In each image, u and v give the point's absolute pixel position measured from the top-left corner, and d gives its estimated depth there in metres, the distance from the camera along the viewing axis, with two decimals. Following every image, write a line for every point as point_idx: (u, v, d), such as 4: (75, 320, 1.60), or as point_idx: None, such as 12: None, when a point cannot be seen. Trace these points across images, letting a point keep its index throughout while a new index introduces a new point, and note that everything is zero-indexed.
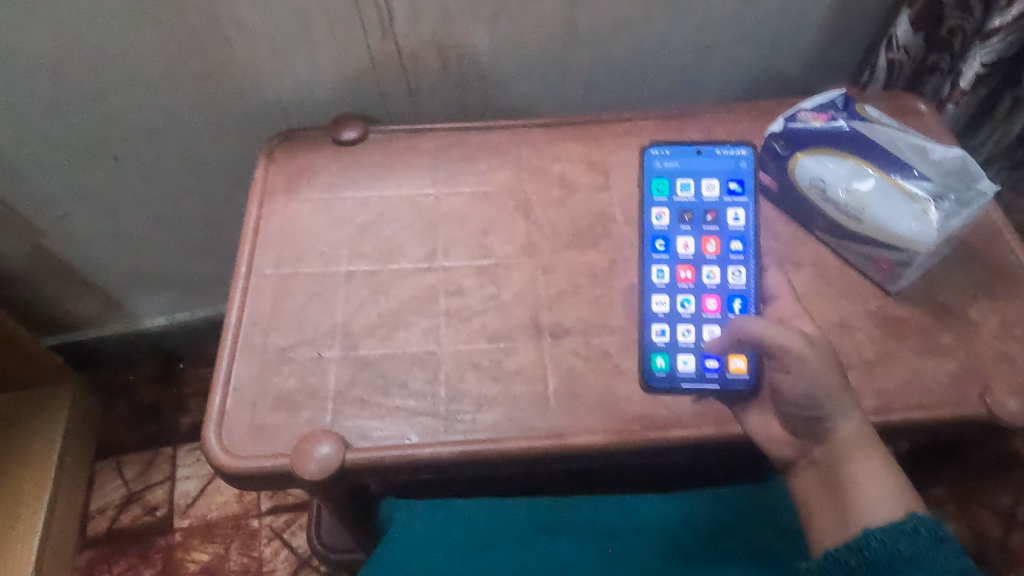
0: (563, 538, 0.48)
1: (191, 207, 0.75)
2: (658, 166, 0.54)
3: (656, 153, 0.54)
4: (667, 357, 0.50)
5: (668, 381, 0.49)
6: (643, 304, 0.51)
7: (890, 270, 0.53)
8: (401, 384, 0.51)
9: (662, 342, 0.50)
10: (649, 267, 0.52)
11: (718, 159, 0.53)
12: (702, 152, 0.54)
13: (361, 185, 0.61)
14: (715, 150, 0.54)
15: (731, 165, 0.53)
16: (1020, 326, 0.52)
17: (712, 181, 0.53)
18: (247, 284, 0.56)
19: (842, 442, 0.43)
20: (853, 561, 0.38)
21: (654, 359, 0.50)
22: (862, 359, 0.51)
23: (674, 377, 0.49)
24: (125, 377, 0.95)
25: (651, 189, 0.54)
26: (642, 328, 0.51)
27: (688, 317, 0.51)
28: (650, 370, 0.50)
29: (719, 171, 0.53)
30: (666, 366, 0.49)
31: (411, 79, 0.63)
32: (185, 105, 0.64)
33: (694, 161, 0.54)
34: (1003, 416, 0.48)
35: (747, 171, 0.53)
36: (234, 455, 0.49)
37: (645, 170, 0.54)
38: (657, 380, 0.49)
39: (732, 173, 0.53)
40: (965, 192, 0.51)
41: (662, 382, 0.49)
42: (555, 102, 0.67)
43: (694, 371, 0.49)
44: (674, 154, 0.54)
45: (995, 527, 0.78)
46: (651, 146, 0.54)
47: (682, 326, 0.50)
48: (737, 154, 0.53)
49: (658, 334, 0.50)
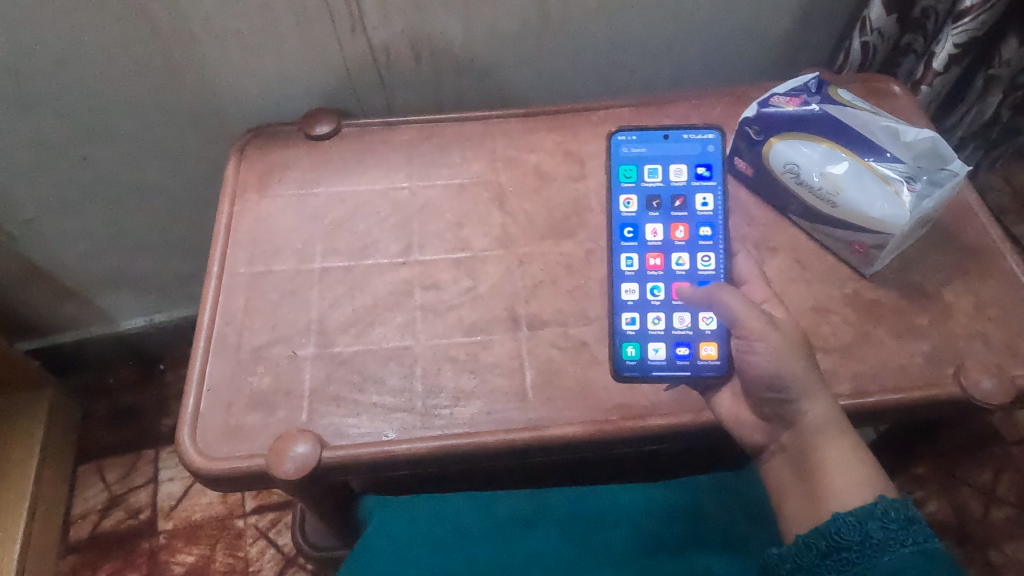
0: (543, 529, 0.47)
1: (163, 206, 0.74)
2: (625, 151, 0.54)
3: (623, 139, 0.54)
4: (638, 346, 0.49)
5: (638, 370, 0.49)
6: (613, 294, 0.51)
7: (865, 253, 0.53)
8: (377, 380, 0.51)
9: (632, 331, 0.50)
10: (617, 254, 0.52)
11: (685, 144, 0.53)
12: (670, 137, 0.53)
13: (334, 180, 0.61)
14: (682, 135, 0.53)
15: (698, 149, 0.53)
16: (993, 306, 0.53)
17: (680, 166, 0.53)
18: (220, 283, 0.56)
19: (811, 426, 0.42)
20: (821, 545, 0.37)
21: (623, 347, 0.50)
22: (838, 342, 0.51)
23: (644, 366, 0.49)
24: (105, 379, 0.94)
25: (619, 176, 0.53)
26: (613, 318, 0.50)
27: (658, 305, 0.50)
28: (619, 359, 0.49)
29: (686, 156, 0.53)
30: (638, 354, 0.49)
31: (383, 72, 0.63)
32: (152, 103, 0.62)
33: (661, 146, 0.53)
34: (977, 395, 0.48)
35: (715, 156, 0.53)
36: (209, 457, 0.48)
37: (611, 156, 0.53)
38: (626, 369, 0.49)
39: (700, 158, 0.53)
40: (937, 174, 0.51)
41: (631, 369, 0.49)
42: (530, 92, 0.67)
43: (665, 360, 0.49)
44: (641, 139, 0.54)
45: (975, 503, 0.79)
46: (617, 132, 0.53)
47: (652, 314, 0.50)
48: (705, 139, 0.53)
49: (628, 323, 0.50)
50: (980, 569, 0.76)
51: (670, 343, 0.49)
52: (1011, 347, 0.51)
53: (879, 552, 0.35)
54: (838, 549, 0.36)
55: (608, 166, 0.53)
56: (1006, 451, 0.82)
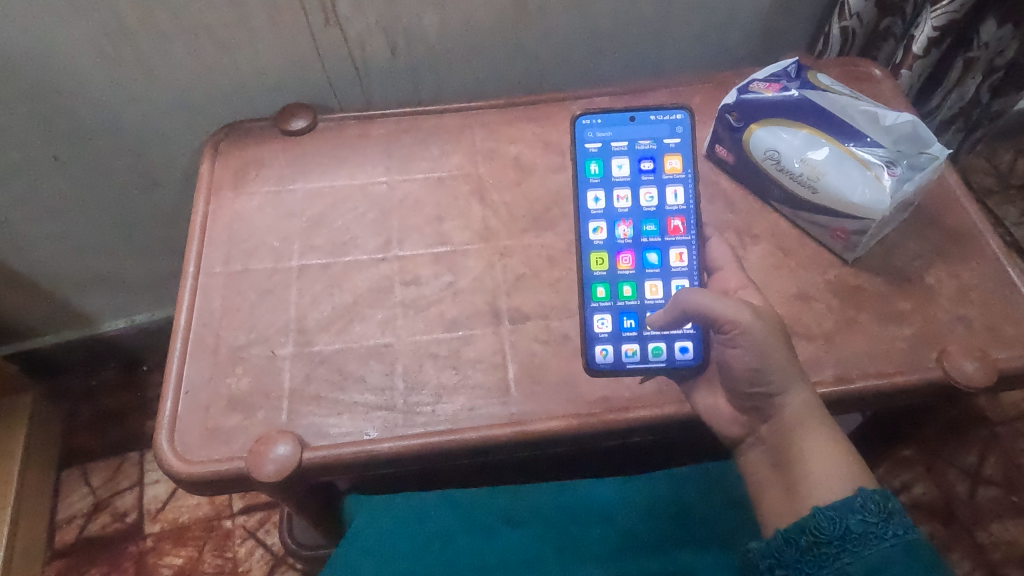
0: (527, 527, 0.47)
1: (138, 206, 0.73)
2: (590, 136, 0.52)
3: (588, 123, 0.52)
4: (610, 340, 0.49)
5: (611, 345, 0.49)
6: (583, 287, 0.50)
7: (847, 238, 0.53)
8: (358, 378, 0.50)
9: (603, 327, 0.50)
10: (586, 223, 0.51)
11: (652, 126, 0.52)
12: (636, 119, 0.52)
13: (311, 176, 0.60)
14: (650, 117, 0.52)
15: (667, 131, 0.52)
16: (975, 289, 0.53)
17: (647, 150, 0.52)
18: (196, 283, 0.55)
19: (791, 417, 0.42)
20: (801, 541, 0.37)
21: (595, 320, 0.50)
22: (821, 329, 0.51)
23: (616, 337, 0.49)
24: (87, 383, 0.93)
25: (586, 164, 0.52)
26: (582, 310, 0.50)
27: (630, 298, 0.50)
28: (592, 330, 0.50)
29: (654, 138, 0.52)
30: (612, 355, 0.49)
31: (359, 66, 0.62)
32: (123, 100, 0.61)
33: (627, 129, 0.52)
34: (960, 378, 0.48)
35: (684, 137, 0.51)
36: (187, 461, 0.47)
37: (576, 141, 0.52)
38: (598, 349, 0.50)
39: (668, 141, 0.51)
40: (917, 157, 0.51)
41: (605, 362, 0.49)
42: (508, 83, 0.66)
43: (639, 359, 0.49)
44: (606, 123, 0.52)
45: (961, 485, 0.80)
46: (582, 116, 0.52)
47: (625, 308, 0.50)
48: (673, 120, 0.52)
49: (600, 317, 0.50)
50: (967, 550, 0.76)
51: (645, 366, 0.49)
52: (993, 331, 0.51)
53: (859, 546, 0.35)
54: (817, 545, 0.36)
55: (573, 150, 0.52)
56: (991, 432, 0.83)
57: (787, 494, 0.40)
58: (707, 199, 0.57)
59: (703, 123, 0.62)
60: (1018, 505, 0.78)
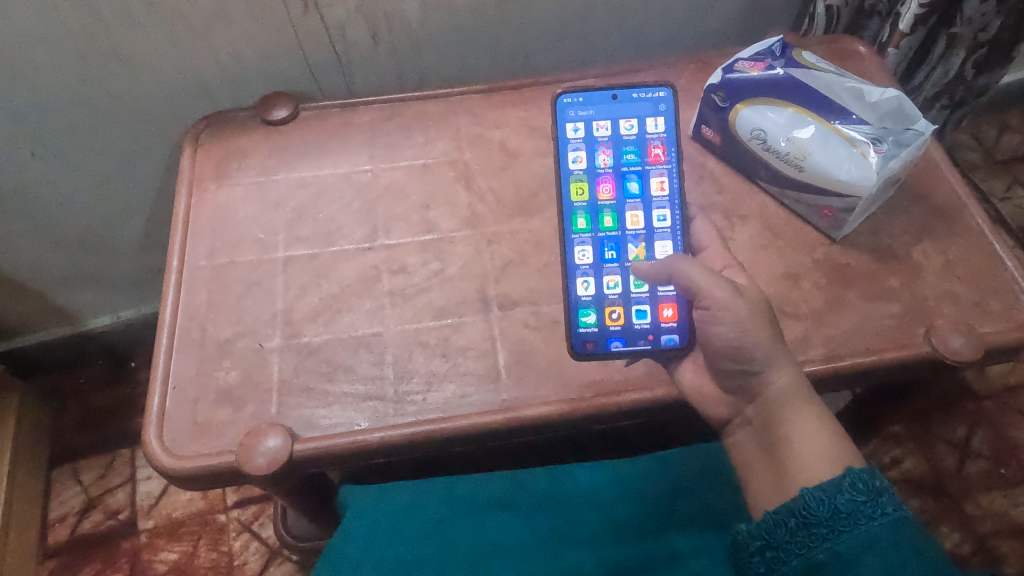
0: (520, 515, 0.47)
1: (120, 201, 0.72)
2: (572, 115, 0.52)
3: (569, 102, 0.52)
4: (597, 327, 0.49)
5: (594, 304, 0.49)
6: (568, 272, 0.50)
7: (834, 217, 0.53)
8: (347, 368, 0.50)
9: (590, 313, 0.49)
10: (565, 153, 0.51)
11: (634, 104, 0.51)
12: (618, 97, 0.51)
13: (294, 165, 0.59)
14: (632, 94, 0.51)
15: (649, 109, 0.51)
16: (962, 265, 0.53)
17: (630, 128, 0.51)
18: (180, 277, 0.54)
19: (777, 396, 0.42)
20: (790, 522, 0.37)
21: (575, 236, 0.50)
22: (810, 308, 0.51)
23: (598, 267, 0.50)
24: (75, 380, 0.92)
25: (568, 143, 0.51)
26: (567, 296, 0.49)
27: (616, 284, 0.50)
28: (572, 260, 0.50)
29: (637, 117, 0.51)
30: (597, 320, 0.49)
31: (340, 52, 0.61)
32: (100, 93, 0.60)
33: (609, 108, 0.51)
34: (947, 353, 0.49)
35: (667, 115, 0.51)
36: (177, 456, 0.47)
37: (558, 120, 0.51)
38: (581, 309, 0.49)
39: (651, 118, 0.51)
40: (903, 133, 0.50)
41: (588, 294, 0.50)
42: (492, 67, 0.65)
43: (626, 338, 0.49)
44: (588, 101, 0.51)
45: (950, 458, 0.80)
46: (563, 94, 0.51)
47: (611, 294, 0.49)
48: (655, 97, 0.51)
49: (586, 304, 0.49)
50: (957, 522, 0.77)
51: (628, 303, 0.49)
52: (979, 305, 0.51)
53: (849, 526, 0.35)
54: (807, 526, 0.36)
55: (553, 130, 0.51)
56: (979, 405, 0.83)
57: (778, 474, 0.40)
58: (694, 180, 0.57)
59: (689, 104, 0.61)
60: (1007, 477, 0.79)
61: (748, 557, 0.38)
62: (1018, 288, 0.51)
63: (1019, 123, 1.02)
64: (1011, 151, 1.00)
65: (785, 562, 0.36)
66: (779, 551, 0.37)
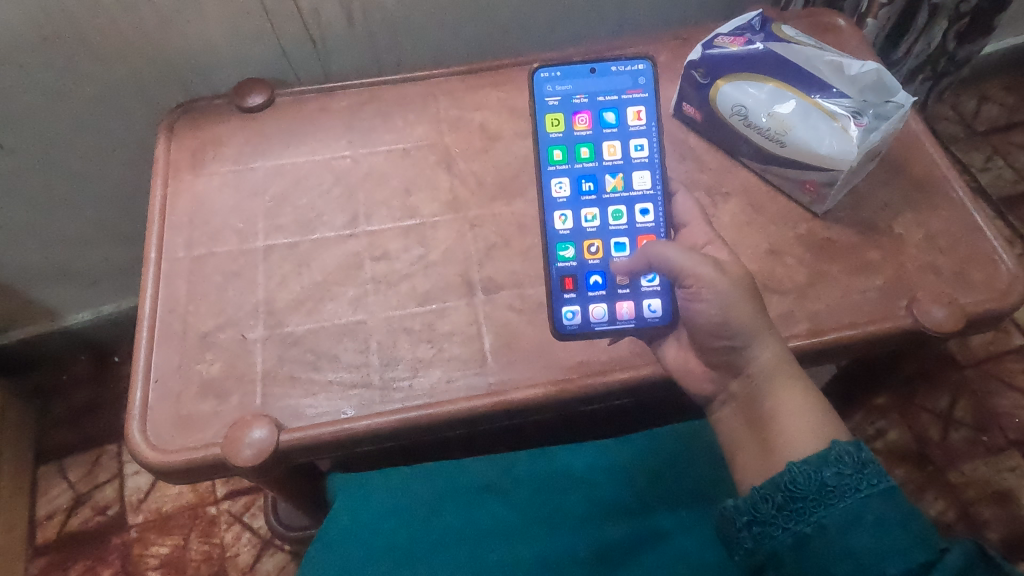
0: (509, 498, 0.47)
1: (94, 193, 0.70)
2: (549, 90, 0.51)
3: (547, 77, 0.51)
4: (580, 309, 0.49)
5: (575, 273, 0.49)
6: (548, 250, 0.49)
7: (817, 191, 0.53)
8: (332, 357, 0.50)
9: (572, 294, 0.49)
10: (541, 89, 0.51)
11: (613, 78, 0.50)
12: (596, 71, 0.51)
13: (272, 153, 0.58)
14: (610, 68, 0.51)
15: (628, 82, 0.51)
16: (943, 236, 0.53)
17: (609, 101, 0.50)
18: (159, 270, 0.53)
19: (763, 371, 0.42)
20: (777, 497, 0.37)
21: (553, 184, 0.50)
22: (793, 284, 0.51)
23: (575, 203, 0.50)
24: (57, 377, 0.91)
25: (547, 119, 0.51)
26: (549, 276, 0.49)
27: (598, 263, 0.49)
28: (549, 195, 0.50)
29: (616, 90, 0.51)
30: (577, 287, 0.49)
31: (315, 36, 0.59)
32: (68, 84, 0.58)
33: (587, 82, 0.51)
34: (929, 324, 0.49)
35: (647, 88, 0.50)
36: (161, 450, 0.47)
37: (535, 95, 0.51)
38: (562, 280, 0.49)
39: (630, 91, 0.50)
40: (882, 107, 0.51)
41: (565, 229, 0.50)
42: (470, 48, 0.64)
43: (607, 307, 0.49)
44: (565, 76, 0.51)
45: (934, 428, 0.82)
46: (540, 70, 0.50)
47: (593, 275, 0.49)
48: (634, 70, 0.51)
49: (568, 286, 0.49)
50: (941, 490, 0.79)
51: (606, 239, 0.50)
52: (961, 276, 0.51)
53: (834, 499, 0.35)
54: (793, 500, 0.36)
55: (531, 104, 0.50)
56: (962, 374, 0.84)
57: (763, 450, 0.40)
58: (677, 158, 0.57)
59: (669, 81, 0.61)
60: (989, 445, 0.80)
61: (736, 532, 0.38)
62: (997, 258, 0.52)
63: (998, 94, 1.02)
64: (990, 122, 1.01)
65: (772, 536, 0.37)
66: (766, 526, 0.37)
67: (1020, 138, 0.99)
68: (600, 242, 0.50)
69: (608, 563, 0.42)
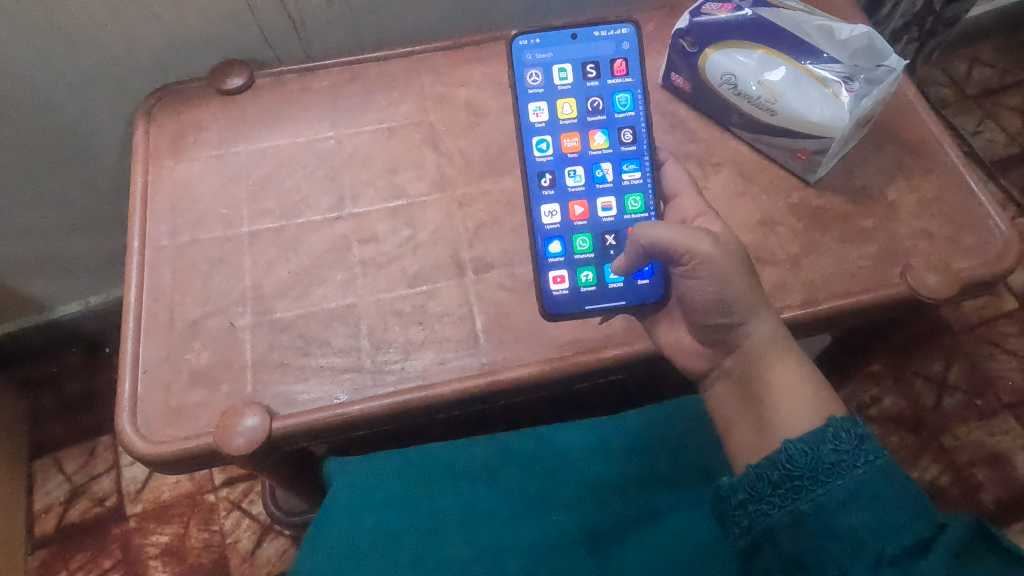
0: (504, 478, 0.47)
1: (74, 180, 0.69)
2: (529, 58, 0.49)
3: (525, 44, 0.49)
4: (567, 283, 0.48)
5: (553, 170, 0.49)
6: (528, 182, 0.49)
7: (809, 158, 0.52)
8: (323, 342, 0.49)
9: (558, 256, 0.48)
10: (520, 60, 0.49)
11: (595, 43, 0.49)
12: (578, 36, 0.49)
13: (253, 136, 0.57)
14: (592, 33, 0.49)
15: (612, 48, 0.49)
16: (936, 202, 0.53)
17: (592, 68, 0.49)
18: (142, 258, 0.52)
19: (758, 345, 0.41)
20: (773, 475, 0.37)
21: (531, 108, 0.49)
22: (787, 255, 0.51)
23: (558, 159, 0.49)
24: (48, 369, 0.90)
25: (527, 89, 0.49)
26: (531, 213, 0.49)
27: (583, 223, 0.49)
28: (531, 154, 0.49)
29: (600, 56, 0.49)
30: (563, 248, 0.48)
31: (294, 15, 0.58)
32: (41, 72, 0.57)
33: (569, 48, 0.49)
34: (923, 291, 0.49)
35: (631, 54, 0.49)
36: (152, 441, 0.46)
37: (515, 64, 0.49)
38: (539, 174, 0.49)
39: (614, 57, 0.49)
40: (874, 71, 0.50)
41: (549, 187, 0.49)
42: (452, 25, 0.62)
43: (597, 288, 0.48)
44: (545, 43, 0.49)
45: (928, 393, 0.82)
46: (519, 37, 0.49)
47: (579, 236, 0.49)
48: (618, 35, 0.49)
49: (554, 247, 0.49)
50: (935, 455, 0.79)
51: (592, 198, 0.49)
52: (954, 242, 0.51)
53: (831, 476, 0.35)
54: (790, 478, 0.36)
55: (511, 76, 0.49)
56: (956, 339, 0.85)
57: (757, 426, 0.40)
58: (666, 129, 0.56)
59: (656, 51, 0.60)
60: (982, 408, 0.81)
61: (731, 510, 0.38)
62: (990, 222, 0.51)
63: (989, 56, 1.01)
64: (981, 85, 1.00)
65: (767, 514, 0.37)
66: (762, 504, 0.37)
67: (1011, 100, 0.99)
68: (585, 199, 0.49)
69: (599, 542, 0.42)
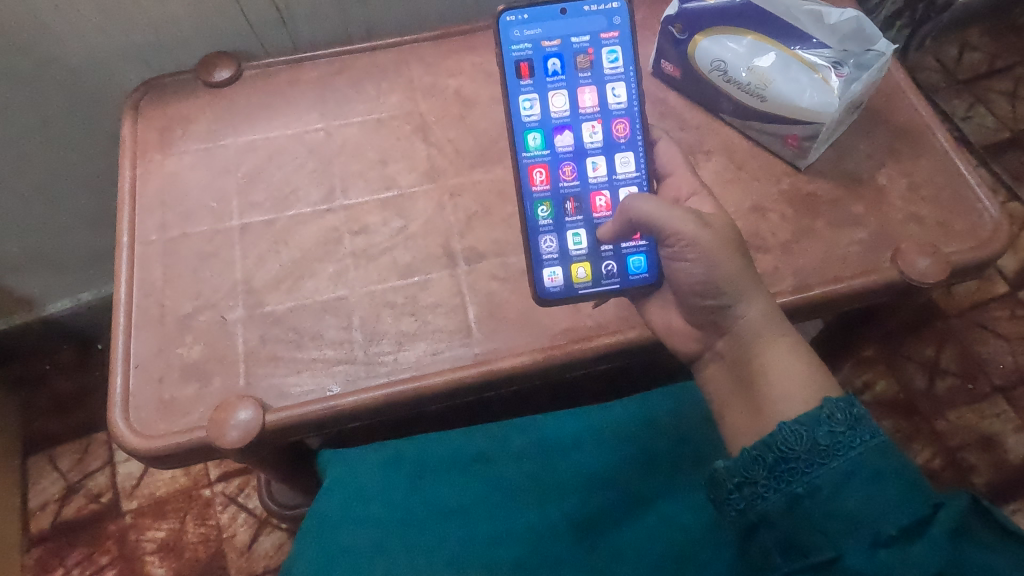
0: (498, 469, 0.47)
1: (62, 175, 0.68)
2: (516, 35, 0.48)
3: (513, 20, 0.48)
4: (560, 270, 0.48)
5: (554, 235, 0.48)
6: (531, 247, 0.48)
7: (799, 145, 0.52)
8: (315, 335, 0.49)
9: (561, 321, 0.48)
10: (510, 43, 0.48)
11: (586, 18, 0.48)
12: (567, 11, 0.48)
13: (242, 128, 0.56)
14: (582, 8, 0.48)
15: (604, 22, 0.48)
16: (926, 186, 0.53)
17: (583, 41, 0.48)
18: (132, 253, 0.52)
19: (752, 330, 0.42)
20: (768, 458, 0.37)
21: (525, 138, 0.48)
22: (779, 241, 0.51)
23: (559, 224, 0.48)
24: (41, 367, 0.89)
25: (517, 70, 0.48)
26: (534, 279, 0.48)
27: (582, 255, 0.48)
28: (526, 182, 0.48)
29: (590, 31, 0.48)
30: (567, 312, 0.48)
31: (281, 7, 0.57)
32: (28, 67, 0.56)
33: (558, 23, 0.48)
34: (913, 275, 0.49)
35: (622, 30, 0.48)
36: (145, 436, 0.46)
37: (503, 42, 0.48)
38: (542, 240, 0.48)
39: (606, 32, 0.48)
40: (864, 56, 0.49)
41: (551, 251, 0.48)
42: (441, 15, 0.62)
43: (591, 274, 0.48)
44: (534, 19, 0.48)
45: (920, 377, 0.82)
46: (507, 13, 0.48)
47: (571, 233, 0.48)
48: (609, 10, 0.48)
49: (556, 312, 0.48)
50: (928, 439, 0.80)
51: (596, 261, 0.48)
52: (944, 226, 0.51)
53: (827, 459, 0.35)
54: (784, 461, 0.36)
55: (500, 56, 0.48)
56: (947, 324, 0.85)
57: (753, 410, 0.40)
58: (657, 116, 0.56)
59: (646, 38, 0.60)
60: (974, 392, 0.81)
61: (726, 493, 0.39)
62: (980, 206, 0.51)
63: (979, 41, 1.01)
64: (971, 70, 1.00)
65: (764, 497, 0.37)
66: (757, 487, 0.37)
67: (1001, 84, 0.99)
68: (587, 263, 0.48)
69: (591, 530, 0.43)
